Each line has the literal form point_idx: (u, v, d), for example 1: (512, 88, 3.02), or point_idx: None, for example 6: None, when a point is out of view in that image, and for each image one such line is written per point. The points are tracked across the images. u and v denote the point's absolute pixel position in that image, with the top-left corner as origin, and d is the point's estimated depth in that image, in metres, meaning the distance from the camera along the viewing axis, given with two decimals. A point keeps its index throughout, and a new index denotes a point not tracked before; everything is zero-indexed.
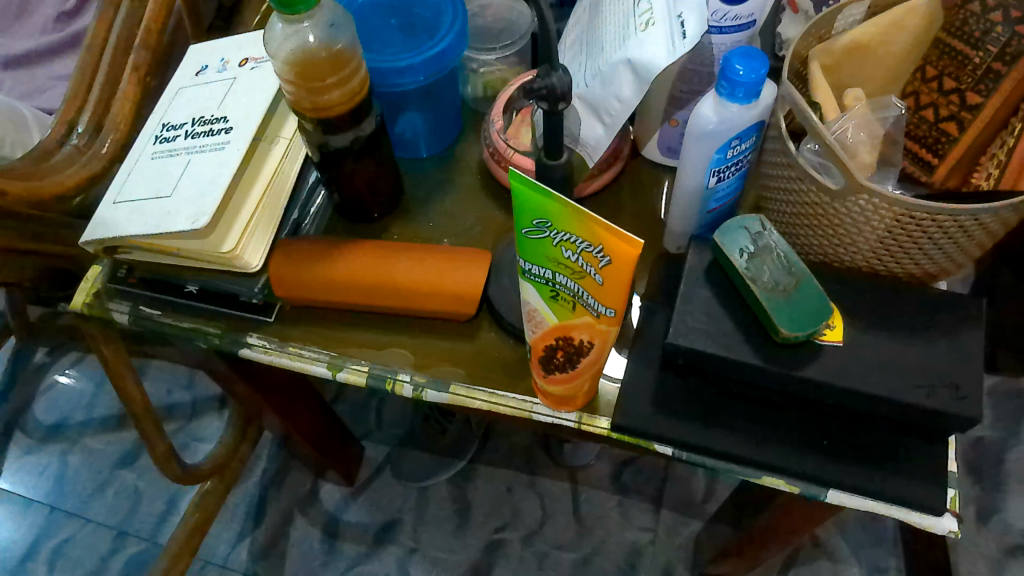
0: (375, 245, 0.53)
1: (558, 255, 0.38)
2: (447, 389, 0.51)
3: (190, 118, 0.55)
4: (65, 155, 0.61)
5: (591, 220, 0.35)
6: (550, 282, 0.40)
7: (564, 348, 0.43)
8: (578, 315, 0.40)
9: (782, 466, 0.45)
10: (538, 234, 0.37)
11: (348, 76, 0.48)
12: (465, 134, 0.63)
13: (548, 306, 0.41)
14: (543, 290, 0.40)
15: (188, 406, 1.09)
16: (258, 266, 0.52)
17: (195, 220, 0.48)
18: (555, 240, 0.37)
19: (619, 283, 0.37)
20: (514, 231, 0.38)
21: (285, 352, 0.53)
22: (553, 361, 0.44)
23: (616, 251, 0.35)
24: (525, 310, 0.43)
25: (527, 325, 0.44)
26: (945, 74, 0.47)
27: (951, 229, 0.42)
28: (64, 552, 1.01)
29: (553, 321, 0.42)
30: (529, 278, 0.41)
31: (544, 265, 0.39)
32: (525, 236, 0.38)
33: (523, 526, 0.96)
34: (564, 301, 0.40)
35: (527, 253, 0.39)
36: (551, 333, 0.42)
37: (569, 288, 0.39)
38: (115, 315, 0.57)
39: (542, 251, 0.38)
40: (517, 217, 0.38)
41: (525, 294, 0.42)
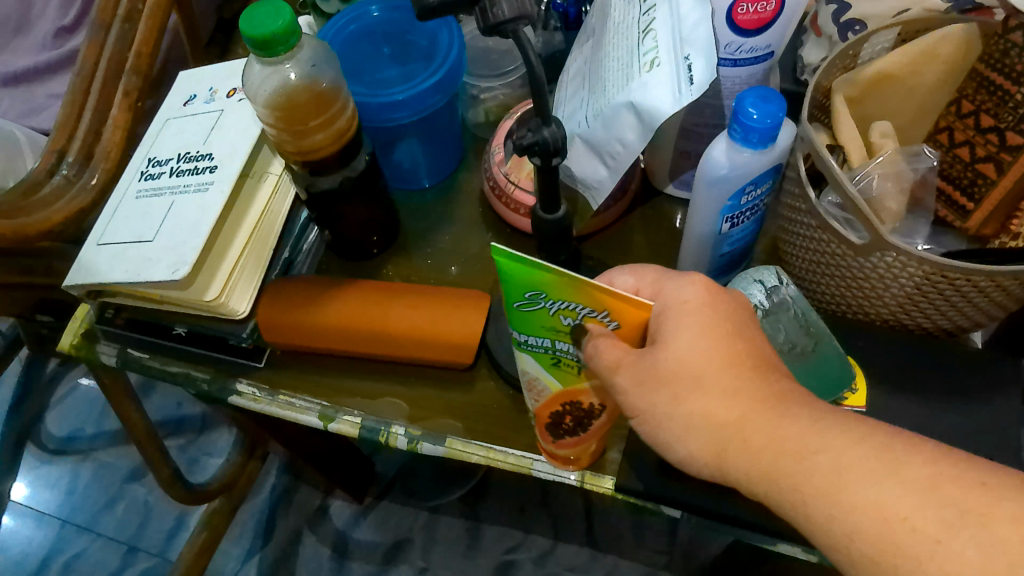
0: (370, 288, 0.51)
1: (560, 322, 0.35)
2: (444, 443, 0.48)
3: (175, 154, 0.53)
4: (54, 187, 0.60)
5: (591, 290, 0.33)
6: (550, 351, 0.37)
7: (575, 415, 0.40)
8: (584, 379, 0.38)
9: (801, 537, 0.42)
10: (530, 307, 0.34)
11: (334, 117, 0.44)
12: (466, 161, 0.60)
13: (551, 374, 0.38)
14: (543, 359, 0.38)
15: (197, 420, 1.07)
16: (245, 313, 0.50)
17: (175, 270, 0.45)
18: (553, 310, 0.34)
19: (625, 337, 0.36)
20: (504, 303, 0.35)
21: (275, 401, 0.51)
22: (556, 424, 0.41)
23: (626, 307, 0.34)
24: (522, 375, 0.40)
25: (525, 390, 0.41)
26: (982, 110, 0.43)
27: (987, 289, 0.38)
28: (75, 567, 1.01)
29: (557, 389, 0.39)
30: (523, 347, 0.38)
31: (539, 335, 0.36)
32: (518, 310, 0.35)
33: (536, 547, 0.94)
34: (569, 367, 0.37)
35: (521, 325, 0.36)
36: (555, 400, 0.40)
37: (573, 355, 0.37)
38: (103, 356, 0.55)
39: (539, 322, 0.35)
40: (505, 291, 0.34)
41: (523, 363, 0.39)
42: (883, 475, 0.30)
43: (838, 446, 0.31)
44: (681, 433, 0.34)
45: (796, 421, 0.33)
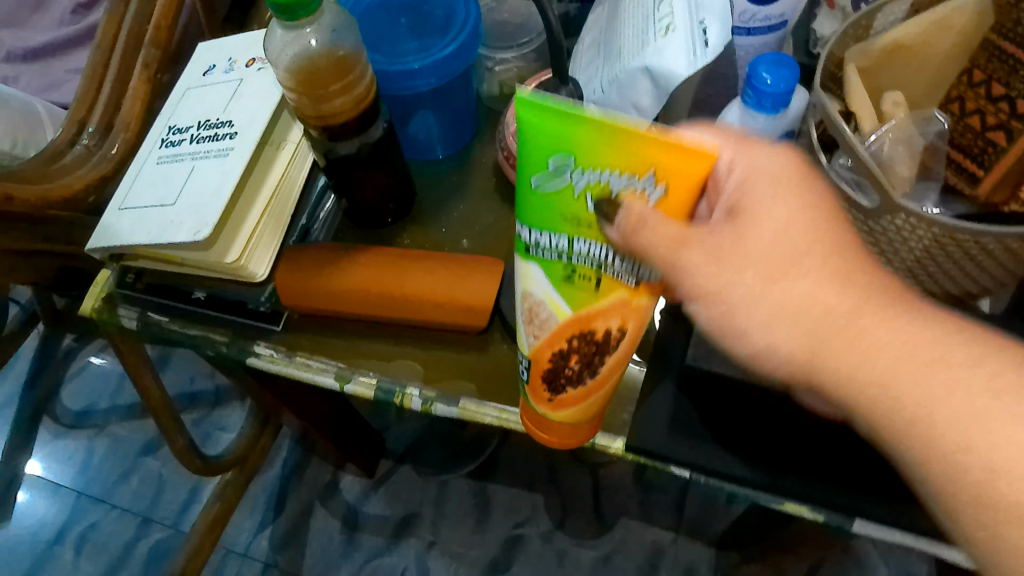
0: (386, 254, 0.52)
1: (585, 204, 0.32)
2: (457, 404, 0.49)
3: (195, 121, 0.54)
4: (75, 156, 0.61)
5: (635, 141, 0.29)
6: (565, 257, 0.35)
7: (585, 355, 0.39)
8: (598, 297, 0.36)
9: (806, 496, 0.43)
10: (553, 182, 0.32)
11: (353, 83, 0.45)
12: (480, 133, 0.60)
13: (559, 294, 0.37)
14: (554, 271, 0.36)
15: (211, 395, 1.09)
16: (263, 276, 0.51)
17: (197, 232, 0.46)
18: (581, 186, 0.32)
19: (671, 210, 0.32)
20: (524, 184, 0.33)
21: (292, 362, 0.52)
22: (561, 366, 0.39)
23: (682, 164, 0.30)
24: (524, 301, 0.39)
25: (525, 323, 0.40)
26: (993, 78, 0.43)
27: (994, 253, 0.38)
28: (91, 537, 1.03)
29: (568, 312, 0.37)
30: (533, 253, 0.36)
31: (555, 230, 0.34)
32: (539, 189, 0.33)
33: (544, 523, 0.95)
34: (582, 278, 0.35)
35: (535, 214, 0.34)
36: (563, 334, 0.38)
37: (592, 254, 0.34)
38: (123, 320, 0.56)
39: (561, 205, 0.33)
40: (529, 162, 0.32)
41: (528, 282, 0.38)
42: (969, 364, 0.32)
43: (935, 351, 0.32)
44: (769, 320, 0.34)
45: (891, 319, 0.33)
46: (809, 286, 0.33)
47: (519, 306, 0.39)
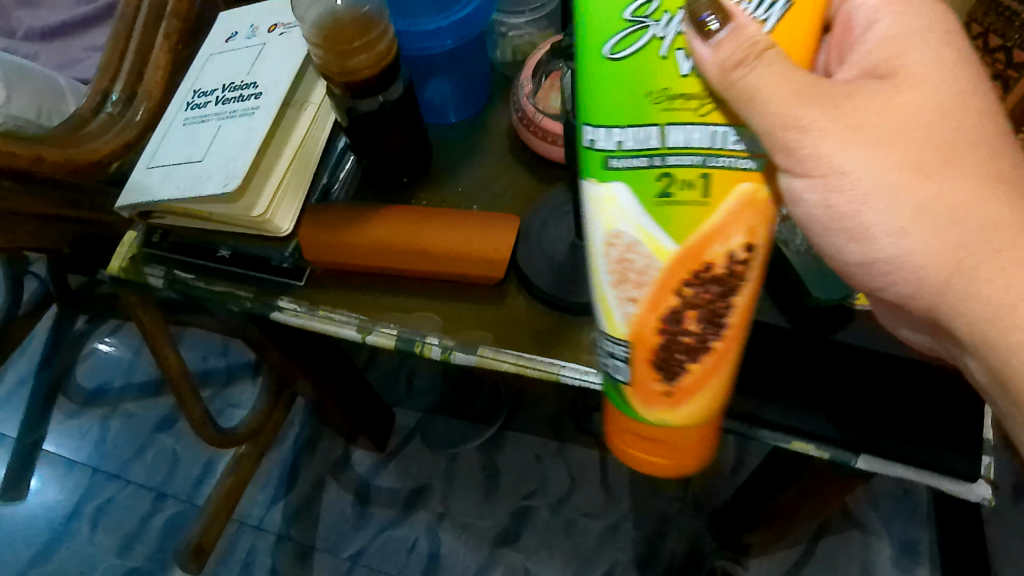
0: (406, 210, 0.54)
1: (674, 61, 0.31)
2: (476, 351, 0.51)
3: (220, 85, 0.56)
4: (100, 122, 0.63)
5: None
6: (658, 159, 0.32)
7: (702, 311, 0.33)
8: (708, 221, 0.32)
9: (812, 433, 0.45)
10: (637, 36, 0.31)
11: (376, 40, 0.47)
12: (493, 99, 0.62)
13: (658, 227, 0.33)
14: (648, 190, 0.33)
15: (223, 373, 1.11)
16: (288, 231, 0.53)
17: (226, 184, 0.48)
18: (670, 36, 0.30)
19: (788, 44, 0.32)
20: (600, 63, 0.31)
21: (315, 316, 0.54)
22: (671, 331, 0.34)
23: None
24: (609, 258, 0.34)
25: (613, 286, 0.35)
26: None
27: None
28: (106, 512, 1.05)
29: (673, 251, 0.33)
30: (614, 170, 0.33)
31: (643, 119, 0.32)
32: (617, 60, 0.31)
33: (552, 493, 0.97)
34: (681, 185, 0.32)
35: (613, 101, 0.32)
36: (669, 286, 0.33)
37: (685, 142, 0.32)
38: (149, 278, 0.58)
39: (644, 73, 0.31)
40: (606, 27, 0.31)
41: (611, 221, 0.34)
42: None
43: None
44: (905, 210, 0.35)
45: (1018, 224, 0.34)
46: (941, 155, 0.34)
47: (602, 265, 0.35)
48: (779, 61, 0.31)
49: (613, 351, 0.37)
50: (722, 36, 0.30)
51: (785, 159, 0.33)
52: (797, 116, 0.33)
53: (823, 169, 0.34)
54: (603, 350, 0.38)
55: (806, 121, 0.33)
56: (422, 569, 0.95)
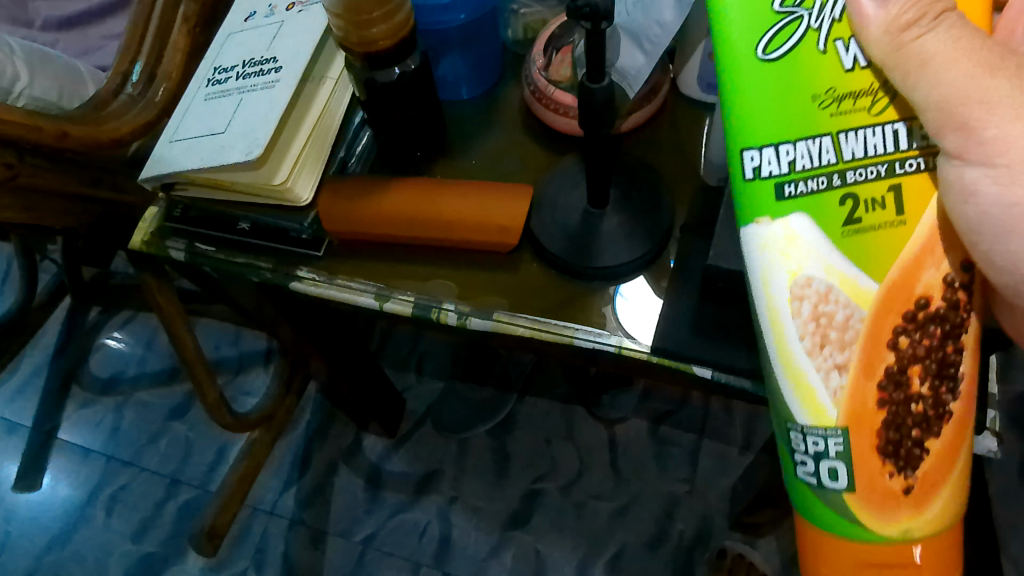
0: (422, 181, 0.55)
1: (835, 52, 0.33)
2: (491, 317, 0.52)
3: (240, 61, 0.57)
4: (121, 103, 0.64)
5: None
6: (839, 182, 0.33)
7: (922, 366, 0.34)
8: (906, 256, 0.33)
9: None
10: (793, 28, 0.33)
11: (393, 11, 0.49)
12: (506, 77, 0.64)
13: (852, 265, 0.33)
14: (836, 218, 0.33)
15: (235, 361, 1.12)
16: (307, 201, 0.55)
17: (250, 152, 0.50)
18: (826, 25, 0.33)
19: (966, 10, 0.34)
20: (761, 72, 0.33)
21: (334, 285, 0.55)
22: (895, 395, 0.34)
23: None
24: (803, 320, 0.34)
25: (812, 354, 0.34)
26: None
27: None
28: (121, 498, 1.06)
29: (873, 292, 0.33)
30: (791, 199, 0.34)
31: (812, 132, 0.33)
32: (772, 58, 0.33)
33: (562, 476, 0.98)
34: (868, 206, 0.33)
35: (777, 109, 0.34)
36: (876, 337, 0.34)
37: (861, 151, 0.33)
38: (171, 252, 0.59)
39: (807, 69, 0.33)
40: (753, 38, 0.33)
41: (797, 267, 0.34)
42: None
43: None
44: None
45: None
46: None
47: (793, 329, 0.34)
48: (958, 19, 0.33)
49: (818, 446, 0.34)
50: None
51: (960, 140, 0.32)
52: (986, 88, 0.32)
53: (1007, 156, 0.33)
54: (795, 454, 0.35)
55: (995, 96, 0.32)
56: (434, 552, 0.96)
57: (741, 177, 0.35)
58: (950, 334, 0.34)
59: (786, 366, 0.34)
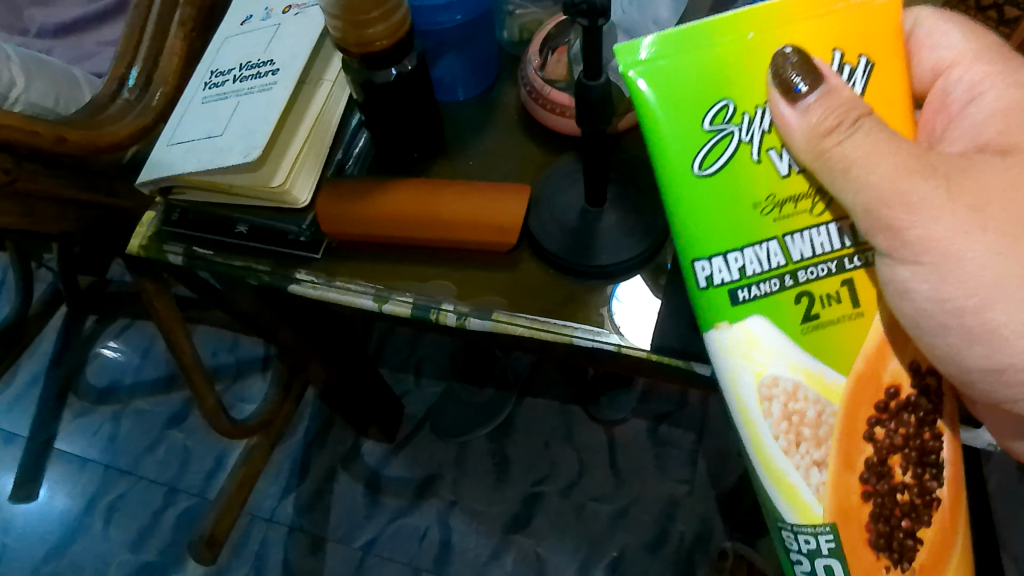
0: (421, 181, 0.55)
1: (770, 160, 0.35)
2: (490, 317, 0.52)
3: (237, 64, 0.57)
4: (118, 107, 0.65)
5: (798, 28, 0.35)
6: (790, 284, 0.35)
7: (900, 455, 0.35)
8: (868, 349, 0.35)
9: None
10: (724, 144, 0.35)
11: (391, 11, 0.48)
12: (502, 78, 0.64)
13: (816, 360, 0.34)
14: (791, 321, 0.34)
15: (233, 368, 1.12)
16: (306, 203, 0.55)
17: (248, 154, 0.50)
18: (757, 136, 0.35)
19: (885, 114, 0.36)
20: (696, 187, 0.35)
21: (333, 287, 0.55)
22: (880, 485, 0.34)
23: (864, 32, 0.35)
24: (775, 420, 0.34)
25: (789, 452, 0.34)
26: None
27: None
28: (119, 507, 1.05)
29: (840, 385, 0.34)
30: (746, 303, 0.35)
31: (760, 239, 0.35)
32: (708, 173, 0.35)
33: (562, 479, 0.98)
34: (824, 301, 0.35)
35: (720, 220, 0.35)
36: (851, 430, 0.34)
37: (808, 251, 0.35)
38: (169, 256, 0.59)
39: (743, 179, 0.35)
40: (684, 156, 0.35)
41: (761, 368, 0.34)
42: None
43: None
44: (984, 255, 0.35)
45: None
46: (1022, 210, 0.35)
47: (767, 430, 0.34)
48: (877, 124, 0.34)
49: (810, 545, 0.34)
50: (812, 100, 0.34)
51: (890, 240, 0.35)
52: (904, 191, 0.35)
53: (932, 255, 0.35)
54: (790, 555, 0.35)
55: (916, 197, 0.35)
56: (434, 557, 0.95)
57: (696, 285, 0.36)
58: (921, 422, 0.35)
59: (765, 467, 0.34)
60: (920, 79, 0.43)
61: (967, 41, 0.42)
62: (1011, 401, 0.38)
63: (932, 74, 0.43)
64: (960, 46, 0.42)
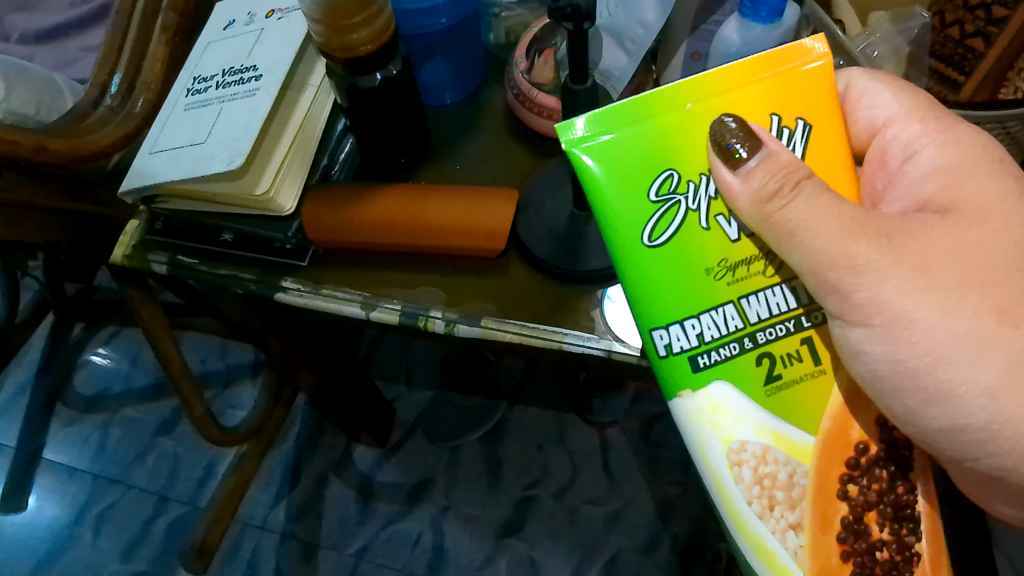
0: (408, 187, 0.54)
1: (718, 226, 0.35)
2: (479, 323, 0.51)
3: (220, 70, 0.56)
4: (100, 115, 0.63)
5: (734, 96, 0.36)
6: (747, 346, 0.34)
7: (876, 512, 0.34)
8: (834, 408, 0.34)
9: None
10: (672, 214, 0.35)
11: (374, 15, 0.48)
12: (490, 82, 0.63)
13: (780, 422, 0.34)
14: (751, 385, 0.34)
15: (223, 375, 1.11)
16: (291, 210, 0.54)
17: (231, 162, 0.49)
18: (704, 204, 0.35)
19: (828, 178, 0.36)
20: (649, 255, 0.35)
21: (320, 295, 0.54)
22: (858, 544, 0.34)
23: (798, 97, 0.36)
24: (747, 485, 0.34)
25: (763, 517, 0.34)
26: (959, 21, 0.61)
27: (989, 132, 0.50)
28: (109, 517, 1.04)
29: (808, 444, 0.34)
30: (707, 370, 0.34)
31: (717, 303, 0.35)
32: (659, 243, 0.35)
33: (555, 483, 0.97)
34: (785, 361, 0.34)
35: (674, 287, 0.35)
36: (824, 489, 0.34)
37: (764, 312, 0.35)
38: (153, 265, 0.58)
39: (694, 246, 0.35)
40: (634, 226, 0.36)
41: (728, 434, 0.34)
42: None
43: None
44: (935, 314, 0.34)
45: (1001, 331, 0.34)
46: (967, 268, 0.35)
47: (739, 496, 0.34)
48: (818, 186, 0.34)
49: None
50: (753, 165, 0.34)
51: (838, 302, 0.34)
52: (851, 254, 0.34)
53: (883, 316, 0.34)
54: None
55: (861, 260, 0.34)
56: (427, 562, 0.95)
57: (656, 354, 0.36)
58: (895, 475, 0.35)
59: (742, 534, 0.34)
60: (857, 137, 0.41)
61: (901, 100, 0.40)
62: (979, 462, 0.35)
63: (870, 131, 0.41)
64: (893, 105, 0.40)
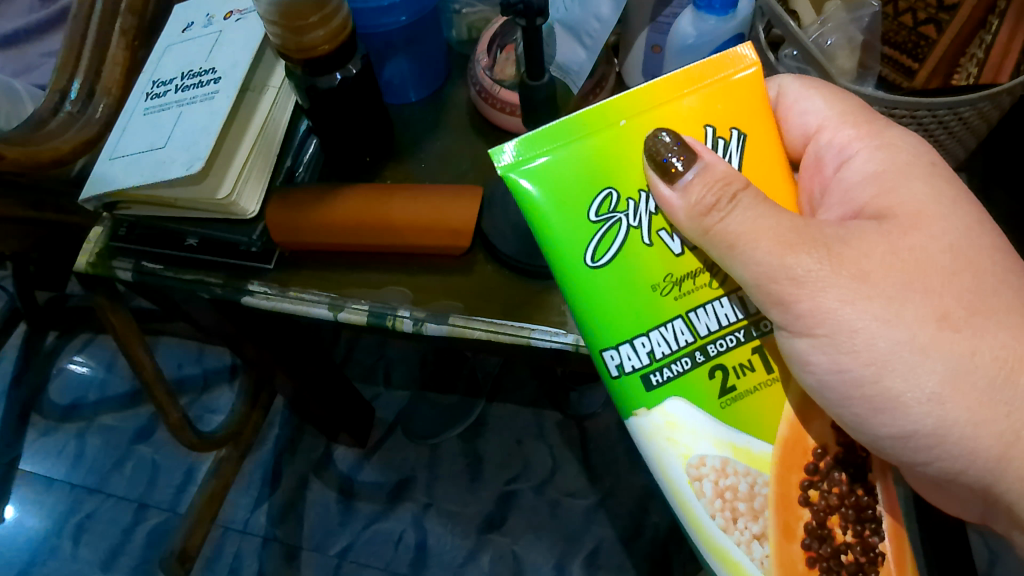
0: (372, 187, 0.54)
1: (661, 241, 0.36)
2: (447, 321, 0.51)
3: (178, 73, 0.56)
4: (60, 122, 0.63)
5: (666, 110, 0.36)
6: (695, 361, 0.35)
7: (839, 515, 0.35)
8: (788, 416, 0.35)
9: None
10: (615, 232, 0.36)
11: (330, 15, 0.48)
12: (453, 78, 0.63)
13: (736, 433, 0.34)
14: (702, 401, 0.35)
15: (199, 379, 1.10)
16: (255, 212, 0.53)
17: (191, 166, 0.48)
18: (645, 220, 0.36)
19: (766, 188, 0.37)
20: (597, 276, 0.36)
21: (286, 297, 0.54)
22: (823, 549, 0.35)
23: (730, 108, 0.37)
24: (709, 499, 0.34)
25: (728, 530, 0.34)
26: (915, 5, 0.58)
27: (943, 119, 0.50)
28: (88, 527, 1.03)
29: (764, 454, 0.35)
30: (660, 388, 0.35)
31: (667, 320, 0.35)
32: (602, 263, 0.36)
33: (535, 476, 0.98)
34: (737, 372, 0.35)
35: (622, 306, 0.36)
36: (785, 498, 0.35)
37: (713, 325, 0.35)
38: (118, 272, 0.58)
39: (639, 263, 0.36)
40: (578, 248, 0.36)
41: (687, 449, 0.34)
42: (996, 347, 0.34)
43: (969, 345, 0.34)
44: (880, 322, 0.34)
45: (947, 334, 0.34)
46: (910, 274, 0.35)
47: (702, 511, 0.34)
48: (754, 196, 0.35)
49: None
50: (690, 178, 0.35)
51: (782, 313, 0.35)
52: (790, 265, 0.34)
53: (827, 326, 0.34)
54: None
55: (801, 271, 0.34)
56: (410, 560, 0.95)
57: (609, 374, 0.36)
58: (853, 478, 0.36)
59: (708, 548, 0.34)
60: (793, 143, 0.43)
61: (832, 106, 0.41)
62: (925, 463, 0.36)
63: (803, 137, 0.42)
64: (825, 111, 0.41)
